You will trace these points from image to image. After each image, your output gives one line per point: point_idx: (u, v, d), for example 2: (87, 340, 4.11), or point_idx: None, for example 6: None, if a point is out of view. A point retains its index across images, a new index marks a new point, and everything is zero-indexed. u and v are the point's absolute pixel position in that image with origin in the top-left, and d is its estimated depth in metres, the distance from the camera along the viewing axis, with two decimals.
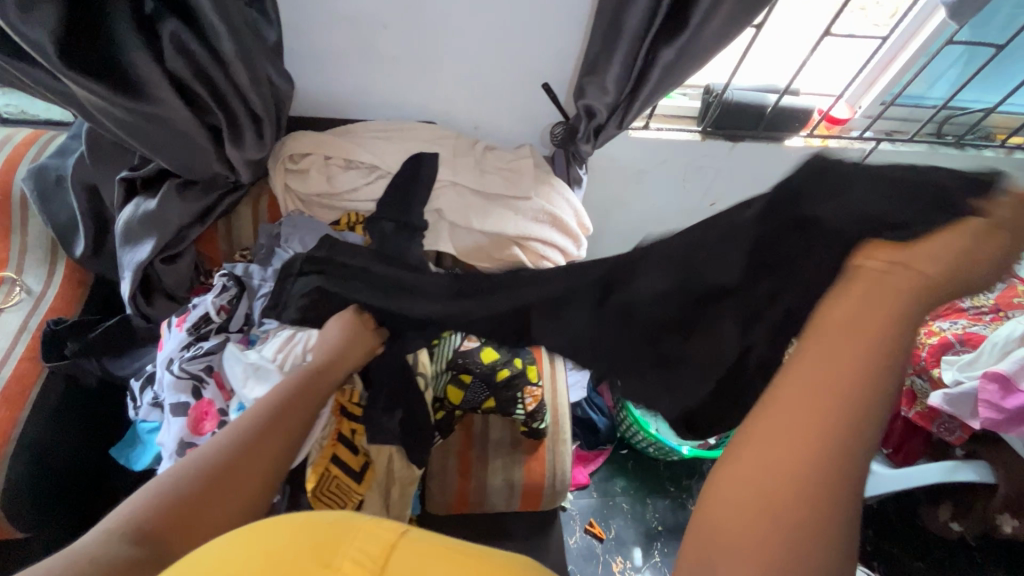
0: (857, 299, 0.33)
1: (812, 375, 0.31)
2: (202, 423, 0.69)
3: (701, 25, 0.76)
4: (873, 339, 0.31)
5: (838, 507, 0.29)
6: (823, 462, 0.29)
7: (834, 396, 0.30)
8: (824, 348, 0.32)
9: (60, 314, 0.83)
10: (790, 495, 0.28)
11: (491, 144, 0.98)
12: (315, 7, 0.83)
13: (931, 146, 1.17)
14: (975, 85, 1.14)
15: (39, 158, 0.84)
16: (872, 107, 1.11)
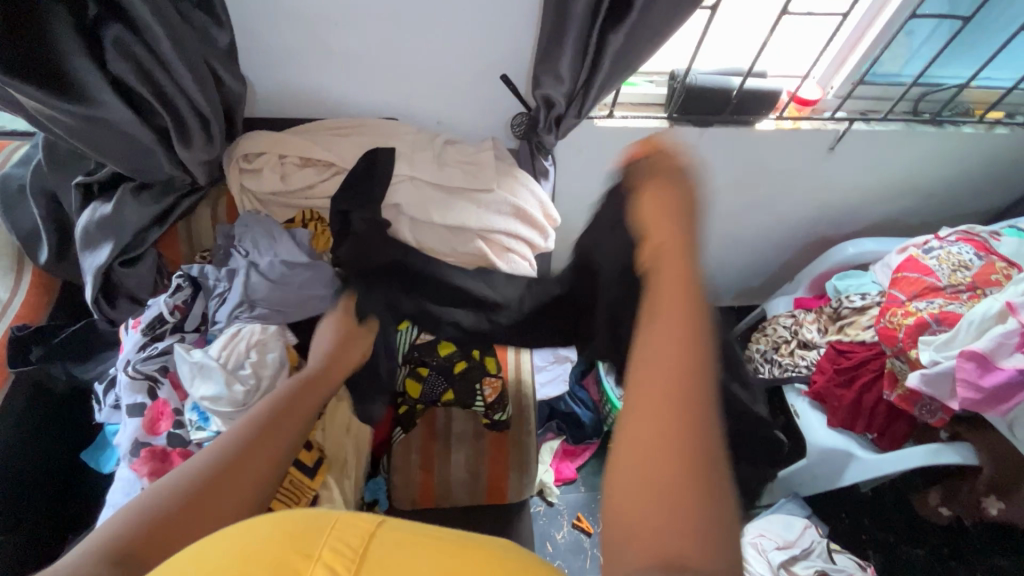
0: (665, 302, 0.43)
1: (658, 369, 0.38)
2: (158, 423, 0.69)
3: (648, 8, 0.75)
4: (684, 332, 0.40)
5: (704, 475, 0.34)
6: (676, 446, 0.34)
7: (675, 383, 0.37)
8: (659, 347, 0.39)
9: (27, 320, 0.84)
10: (666, 477, 0.34)
11: (453, 138, 0.97)
12: (265, 8, 0.83)
13: (907, 124, 1.16)
14: (948, 60, 1.12)
15: (3, 168, 0.85)
16: (843, 87, 1.09)
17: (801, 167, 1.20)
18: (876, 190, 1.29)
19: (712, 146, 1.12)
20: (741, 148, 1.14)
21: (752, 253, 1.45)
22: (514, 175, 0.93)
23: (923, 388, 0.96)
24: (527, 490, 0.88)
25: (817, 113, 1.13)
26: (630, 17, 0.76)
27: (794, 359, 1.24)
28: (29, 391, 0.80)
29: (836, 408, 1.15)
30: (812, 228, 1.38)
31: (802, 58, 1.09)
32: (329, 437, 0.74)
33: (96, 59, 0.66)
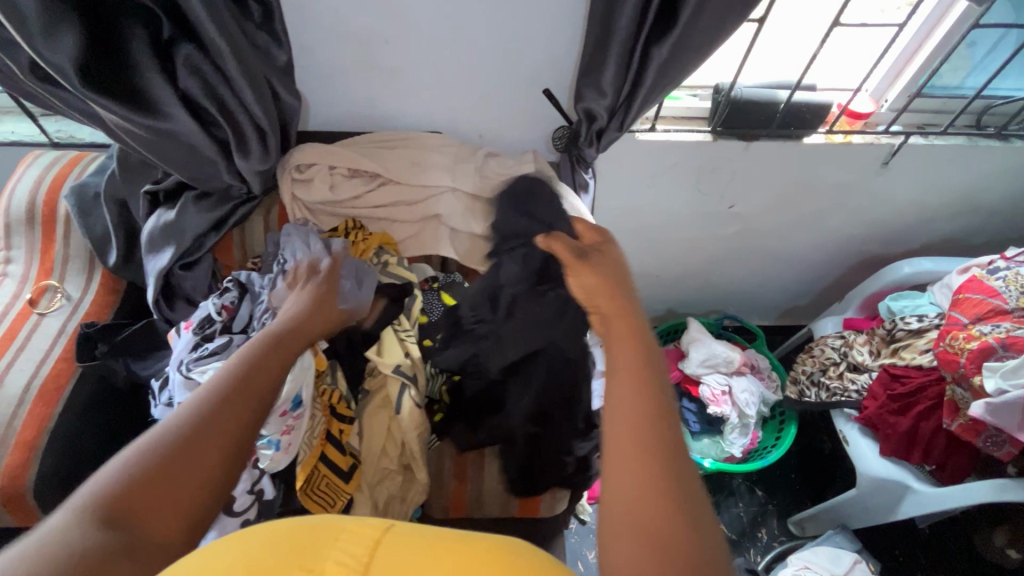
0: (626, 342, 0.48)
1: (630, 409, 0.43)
2: None
3: (693, 21, 0.75)
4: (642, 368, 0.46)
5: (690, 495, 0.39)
6: (659, 473, 0.39)
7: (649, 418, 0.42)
8: (627, 388, 0.44)
9: (95, 318, 0.90)
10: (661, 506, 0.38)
11: (494, 151, 0.99)
12: (319, 28, 0.88)
13: (969, 138, 1.10)
14: (1013, 72, 1.06)
15: (81, 177, 0.92)
16: (898, 100, 1.05)
17: (853, 182, 1.15)
18: (936, 207, 1.23)
19: (758, 160, 1.10)
20: (788, 162, 1.11)
21: (799, 270, 1.40)
22: (554, 188, 0.94)
23: (987, 418, 0.90)
24: (561, 505, 0.86)
25: (869, 127, 1.09)
26: (675, 31, 0.76)
27: (844, 384, 1.19)
28: (94, 385, 0.86)
29: (888, 436, 1.09)
30: (864, 245, 1.32)
31: (855, 70, 1.06)
32: (366, 444, 0.75)
33: (168, 75, 0.70)
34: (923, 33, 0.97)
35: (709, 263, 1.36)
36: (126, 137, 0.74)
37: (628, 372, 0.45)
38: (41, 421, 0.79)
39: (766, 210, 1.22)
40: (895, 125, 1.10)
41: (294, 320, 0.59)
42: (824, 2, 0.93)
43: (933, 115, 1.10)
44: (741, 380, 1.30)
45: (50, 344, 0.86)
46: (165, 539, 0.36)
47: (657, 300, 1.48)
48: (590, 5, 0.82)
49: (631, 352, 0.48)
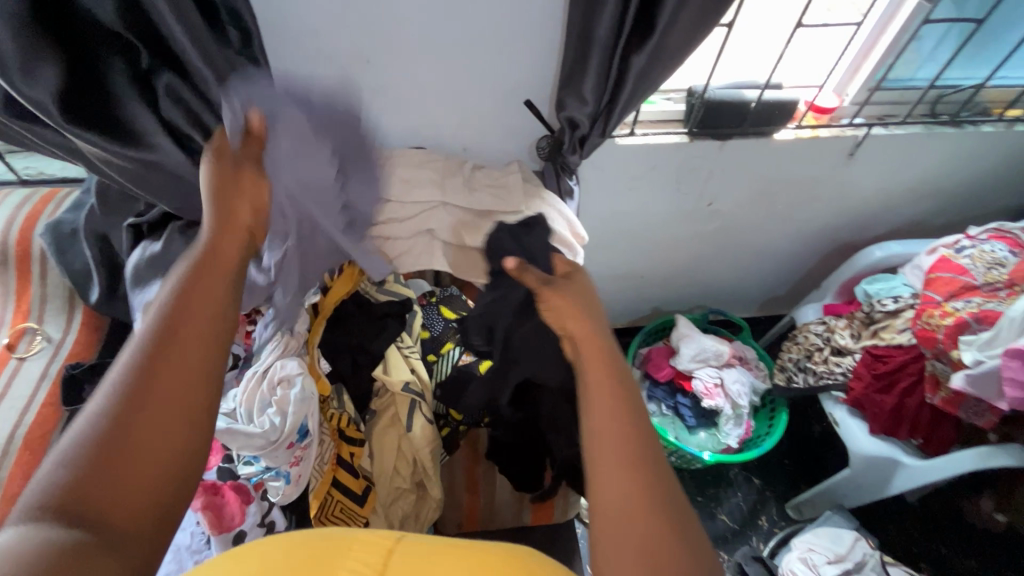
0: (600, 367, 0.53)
1: (606, 432, 0.47)
2: (217, 499, 0.70)
3: (669, 29, 0.77)
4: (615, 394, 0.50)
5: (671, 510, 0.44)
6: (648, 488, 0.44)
7: (627, 439, 0.46)
8: (605, 411, 0.48)
9: (79, 358, 0.87)
10: (652, 523, 0.42)
11: (480, 163, 1.00)
12: (298, 50, 0.87)
13: (926, 126, 1.16)
14: (961, 62, 1.13)
15: (55, 214, 0.89)
16: (859, 94, 1.12)
17: (823, 174, 1.20)
18: (900, 193, 1.29)
19: (733, 158, 1.14)
20: (761, 158, 1.15)
21: (777, 261, 1.44)
22: (541, 196, 0.95)
23: (967, 388, 0.95)
24: (572, 508, 0.88)
25: (835, 121, 1.14)
26: (652, 38, 0.78)
27: (829, 367, 1.22)
28: None
29: (874, 414, 1.13)
30: (836, 233, 1.38)
31: (817, 68, 1.11)
32: (377, 464, 0.76)
33: (150, 105, 0.69)
34: (877, 31, 1.03)
35: (692, 260, 1.40)
36: (109, 171, 0.73)
37: (607, 398, 0.49)
38: (29, 470, 0.76)
39: (744, 205, 1.26)
40: (858, 118, 1.16)
41: (211, 236, 0.54)
42: (786, 5, 0.98)
43: (893, 106, 1.16)
44: (731, 371, 1.33)
45: (33, 388, 0.82)
46: (134, 526, 0.38)
47: (644, 300, 1.51)
48: (567, 16, 0.84)
49: (597, 365, 0.53)
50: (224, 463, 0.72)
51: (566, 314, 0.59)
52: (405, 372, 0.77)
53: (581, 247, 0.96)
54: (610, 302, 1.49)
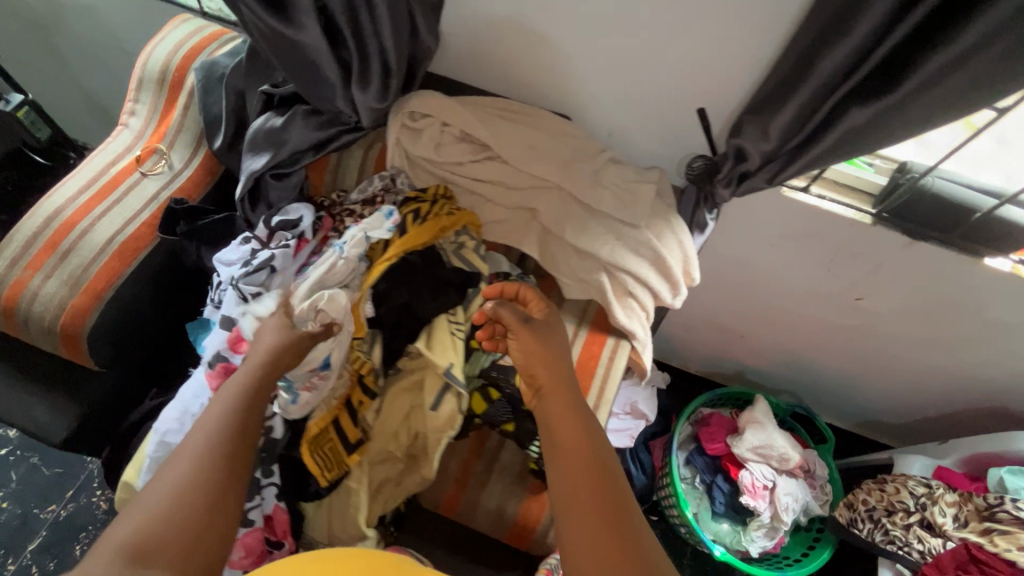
0: (536, 344, 0.65)
1: (569, 438, 0.58)
2: (240, 343, 0.73)
3: (914, 96, 0.61)
4: (586, 447, 0.57)
5: (607, 493, 0.52)
6: (596, 479, 0.53)
7: (582, 437, 0.57)
8: (565, 436, 0.58)
9: (185, 195, 0.92)
10: (600, 532, 0.50)
11: (617, 156, 0.88)
12: (486, 15, 0.84)
13: None
14: None
15: (214, 54, 0.94)
16: None
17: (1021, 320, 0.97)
18: None
19: (912, 260, 0.95)
20: (945, 273, 0.95)
21: (922, 392, 1.22)
22: (669, 219, 0.86)
23: None
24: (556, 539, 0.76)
25: None
26: (882, 99, 0.63)
27: (907, 538, 1.05)
28: (166, 258, 0.88)
29: None
30: (1009, 394, 1.11)
31: None
32: (380, 422, 0.71)
33: (291, 23, 0.66)
34: None
35: (810, 338, 1.22)
36: (256, 36, 0.71)
37: (544, 361, 0.64)
38: (110, 276, 0.84)
39: (904, 312, 1.06)
40: None
41: (270, 348, 0.61)
42: None
43: None
44: (789, 481, 1.19)
45: (142, 207, 0.89)
46: None
47: (736, 354, 1.35)
48: (800, 35, 0.68)
49: (542, 367, 0.64)
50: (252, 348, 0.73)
51: (534, 359, 0.64)
52: (456, 356, 0.68)
53: (686, 290, 0.89)
54: (699, 339, 1.36)
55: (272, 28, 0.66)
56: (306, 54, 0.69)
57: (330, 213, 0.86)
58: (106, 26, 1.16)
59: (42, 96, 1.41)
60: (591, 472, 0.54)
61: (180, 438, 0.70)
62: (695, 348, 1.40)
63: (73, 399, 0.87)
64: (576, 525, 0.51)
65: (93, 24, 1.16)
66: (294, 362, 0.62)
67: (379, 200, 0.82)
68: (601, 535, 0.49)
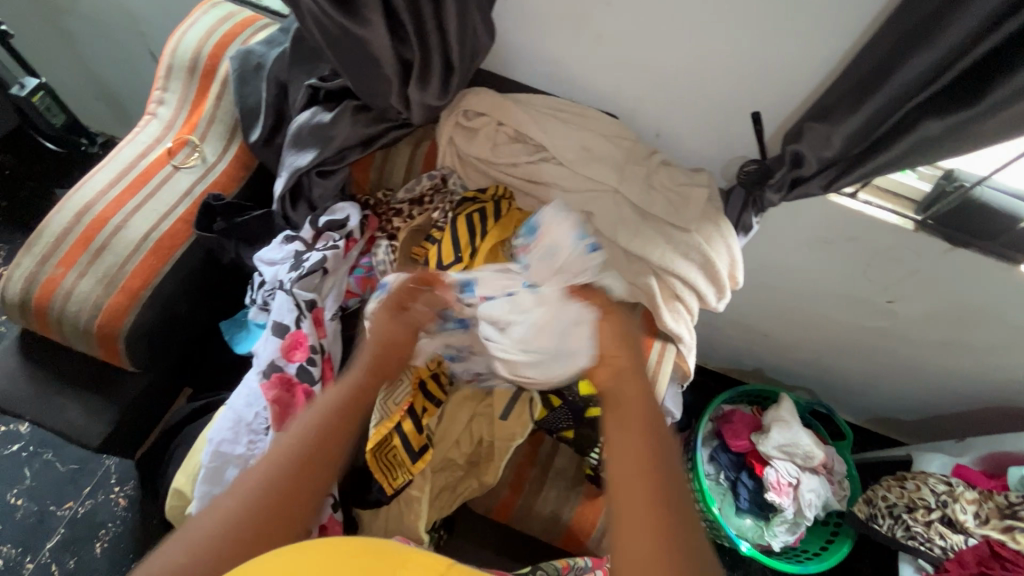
0: (605, 331, 0.58)
1: (633, 422, 0.50)
2: (294, 351, 0.72)
3: (993, 109, 0.60)
4: (646, 436, 0.49)
5: (671, 500, 0.45)
6: (659, 481, 0.46)
7: (642, 431, 0.49)
8: (628, 418, 0.51)
9: (221, 189, 0.89)
10: (662, 538, 0.42)
11: (667, 159, 0.87)
12: (539, 10, 0.81)
13: None
14: None
15: (249, 42, 0.90)
16: None
17: None
18: None
19: (952, 266, 0.96)
20: (982, 281, 0.96)
21: (942, 392, 1.24)
22: (719, 223, 0.84)
23: None
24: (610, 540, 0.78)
25: None
26: (958, 111, 0.62)
27: (929, 534, 1.08)
28: (203, 256, 0.85)
29: None
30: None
31: None
32: (443, 429, 0.71)
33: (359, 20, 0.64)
34: None
35: (836, 339, 1.24)
36: (314, 30, 0.69)
37: (611, 346, 0.56)
38: (147, 275, 0.81)
39: (935, 317, 1.08)
40: None
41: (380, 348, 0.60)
42: None
43: None
44: (812, 478, 1.21)
45: (176, 202, 0.85)
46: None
47: (759, 352, 1.37)
48: (871, 42, 0.67)
49: (612, 343, 0.57)
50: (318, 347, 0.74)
51: (604, 340, 0.57)
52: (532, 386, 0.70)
53: (730, 293, 0.87)
54: (723, 337, 1.37)
55: (337, 22, 0.66)
56: (370, 52, 0.68)
57: (378, 212, 0.84)
58: (121, 6, 1.09)
59: (46, 78, 1.33)
60: (655, 470, 0.47)
61: (236, 449, 0.68)
62: (718, 346, 1.41)
63: (108, 400, 0.85)
64: (627, 554, 0.43)
65: (107, 3, 1.09)
66: (393, 358, 0.62)
67: (429, 199, 0.82)
68: (660, 542, 0.42)
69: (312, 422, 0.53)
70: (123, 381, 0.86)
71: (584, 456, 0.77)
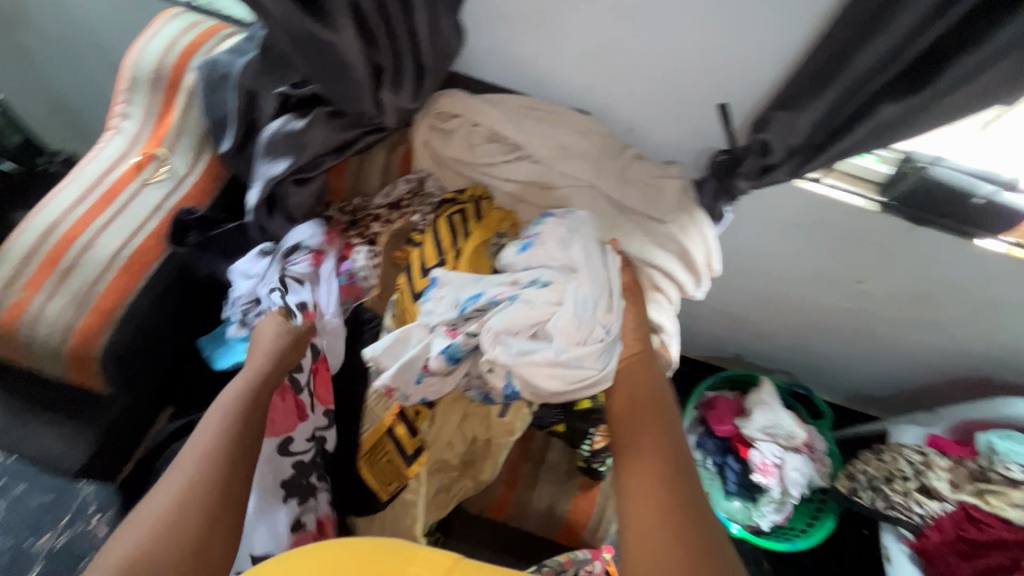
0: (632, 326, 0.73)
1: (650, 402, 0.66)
2: None
3: (945, 91, 0.63)
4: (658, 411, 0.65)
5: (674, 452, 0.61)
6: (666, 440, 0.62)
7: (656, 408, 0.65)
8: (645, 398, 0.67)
9: (193, 203, 0.87)
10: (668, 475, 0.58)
11: (640, 153, 0.89)
12: (507, 11, 0.82)
13: None
14: None
15: (214, 51, 0.88)
16: None
17: (1010, 297, 1.04)
18: None
19: (915, 244, 1.00)
20: (944, 256, 1.00)
21: (911, 366, 1.30)
22: (694, 213, 0.86)
23: None
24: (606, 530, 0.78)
25: None
26: (914, 95, 0.65)
27: (907, 502, 1.11)
28: (178, 271, 0.83)
29: None
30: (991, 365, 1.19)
31: None
32: (436, 431, 0.70)
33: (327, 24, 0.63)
34: None
35: (809, 321, 1.28)
36: (280, 35, 0.67)
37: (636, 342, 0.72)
38: (120, 293, 0.78)
39: (901, 294, 1.12)
40: None
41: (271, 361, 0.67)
42: None
43: None
44: (795, 457, 1.24)
45: (146, 217, 0.83)
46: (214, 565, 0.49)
47: (737, 338, 1.41)
48: (829, 32, 0.70)
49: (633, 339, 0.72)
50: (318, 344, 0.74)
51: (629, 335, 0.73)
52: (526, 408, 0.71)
53: (708, 281, 0.89)
54: (702, 325, 1.41)
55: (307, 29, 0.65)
56: (339, 57, 0.67)
57: (354, 218, 0.83)
58: (77, 20, 1.06)
59: None
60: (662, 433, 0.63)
61: None
62: (698, 334, 1.44)
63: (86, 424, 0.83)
64: (640, 483, 0.58)
65: (62, 17, 1.06)
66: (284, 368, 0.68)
67: (407, 202, 0.81)
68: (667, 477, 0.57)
69: (222, 432, 0.58)
70: (101, 404, 0.83)
71: (576, 449, 0.77)
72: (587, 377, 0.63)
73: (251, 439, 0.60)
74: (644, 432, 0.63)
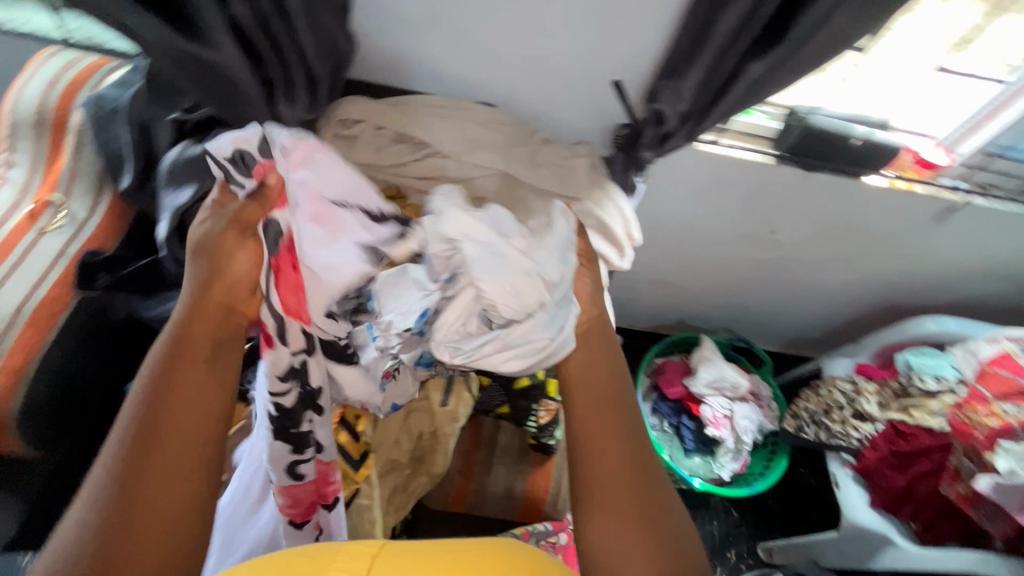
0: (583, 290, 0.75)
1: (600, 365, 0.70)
2: None
3: (801, 44, 0.69)
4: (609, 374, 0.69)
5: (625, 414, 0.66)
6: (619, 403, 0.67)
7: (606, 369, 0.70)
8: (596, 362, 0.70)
9: (98, 245, 0.83)
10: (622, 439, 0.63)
11: (548, 136, 0.92)
12: (394, 14, 0.83)
13: None
14: None
15: (99, 87, 0.85)
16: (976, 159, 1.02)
17: (903, 226, 1.14)
18: (979, 262, 1.20)
19: (814, 190, 1.08)
20: (840, 197, 1.09)
21: (833, 304, 1.39)
22: (605, 187, 0.90)
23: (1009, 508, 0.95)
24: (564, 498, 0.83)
25: (935, 178, 1.06)
26: (776, 50, 0.71)
27: (846, 429, 1.20)
28: (91, 317, 0.80)
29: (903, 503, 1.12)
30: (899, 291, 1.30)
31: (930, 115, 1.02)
32: (380, 434, 0.72)
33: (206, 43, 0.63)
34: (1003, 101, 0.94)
35: (737, 277, 1.35)
36: (160, 60, 0.66)
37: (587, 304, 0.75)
38: (30, 349, 0.75)
39: (812, 238, 1.21)
40: (962, 180, 1.06)
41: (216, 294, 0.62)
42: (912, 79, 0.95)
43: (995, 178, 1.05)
44: (743, 406, 1.32)
45: (48, 266, 0.80)
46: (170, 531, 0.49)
47: (676, 303, 1.47)
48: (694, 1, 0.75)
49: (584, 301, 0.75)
50: (281, 218, 0.62)
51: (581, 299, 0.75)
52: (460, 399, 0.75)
53: (631, 250, 0.93)
54: (642, 296, 1.46)
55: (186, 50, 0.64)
56: (224, 75, 0.67)
57: None
58: None
59: None
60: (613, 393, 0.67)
61: None
62: (641, 306, 1.50)
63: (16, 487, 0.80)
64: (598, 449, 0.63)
65: None
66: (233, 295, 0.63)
67: None
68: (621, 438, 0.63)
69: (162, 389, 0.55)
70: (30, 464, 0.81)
71: (524, 427, 0.80)
72: (542, 348, 0.64)
73: (200, 388, 0.57)
74: (599, 397, 0.67)
